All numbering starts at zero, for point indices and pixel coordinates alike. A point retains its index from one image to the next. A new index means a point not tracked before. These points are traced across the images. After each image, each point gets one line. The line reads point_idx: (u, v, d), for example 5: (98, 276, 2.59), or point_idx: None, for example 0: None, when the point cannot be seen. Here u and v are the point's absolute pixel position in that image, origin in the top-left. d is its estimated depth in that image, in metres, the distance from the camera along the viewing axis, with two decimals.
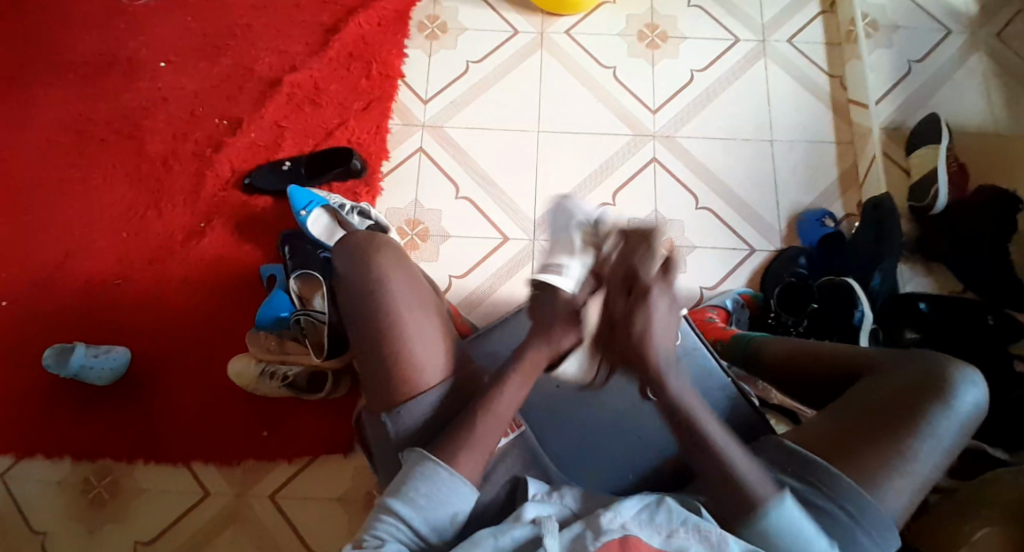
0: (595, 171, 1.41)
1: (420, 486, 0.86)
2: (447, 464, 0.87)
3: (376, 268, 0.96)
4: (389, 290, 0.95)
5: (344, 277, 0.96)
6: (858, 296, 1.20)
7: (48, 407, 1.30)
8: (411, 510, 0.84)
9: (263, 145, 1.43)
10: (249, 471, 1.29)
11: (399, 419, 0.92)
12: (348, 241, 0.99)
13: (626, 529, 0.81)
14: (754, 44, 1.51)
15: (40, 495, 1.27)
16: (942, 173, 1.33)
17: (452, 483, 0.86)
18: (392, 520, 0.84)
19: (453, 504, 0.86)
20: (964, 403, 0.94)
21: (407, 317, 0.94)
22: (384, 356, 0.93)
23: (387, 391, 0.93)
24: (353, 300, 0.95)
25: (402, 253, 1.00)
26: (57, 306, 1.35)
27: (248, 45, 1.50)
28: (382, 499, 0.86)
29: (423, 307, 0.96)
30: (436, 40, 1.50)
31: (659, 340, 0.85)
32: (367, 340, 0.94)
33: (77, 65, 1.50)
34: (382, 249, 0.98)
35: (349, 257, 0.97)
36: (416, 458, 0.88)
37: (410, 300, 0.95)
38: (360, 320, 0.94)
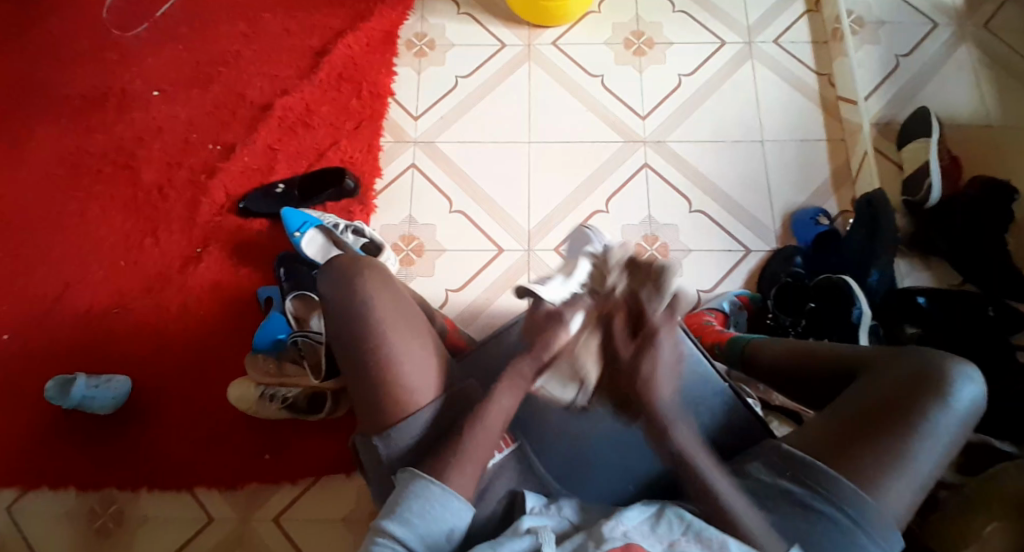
0: (588, 180, 1.41)
1: (413, 505, 0.86)
2: (439, 481, 0.87)
3: (361, 291, 0.95)
4: (375, 313, 0.94)
5: (330, 302, 0.96)
6: (855, 293, 1.19)
7: (52, 438, 1.31)
8: (404, 529, 0.84)
9: (256, 169, 1.44)
10: (253, 495, 1.29)
11: (390, 442, 0.92)
12: (333, 266, 0.99)
13: (627, 537, 0.82)
14: (741, 46, 1.51)
15: (47, 527, 1.27)
16: (935, 166, 1.32)
17: (446, 500, 0.86)
18: (386, 541, 0.84)
19: (448, 520, 0.86)
20: (962, 398, 0.93)
21: (394, 339, 0.94)
22: (375, 379, 0.93)
23: (377, 412, 0.93)
24: (341, 324, 0.95)
25: (387, 273, 1.00)
26: (58, 337, 1.36)
27: (238, 70, 1.51)
28: (377, 521, 0.86)
29: (411, 327, 0.96)
30: (425, 57, 1.51)
31: (661, 387, 0.87)
32: (358, 365, 0.94)
33: (70, 97, 1.51)
34: (366, 271, 0.97)
35: (334, 282, 0.97)
36: (408, 477, 0.88)
37: (398, 321, 0.95)
38: (349, 345, 0.94)
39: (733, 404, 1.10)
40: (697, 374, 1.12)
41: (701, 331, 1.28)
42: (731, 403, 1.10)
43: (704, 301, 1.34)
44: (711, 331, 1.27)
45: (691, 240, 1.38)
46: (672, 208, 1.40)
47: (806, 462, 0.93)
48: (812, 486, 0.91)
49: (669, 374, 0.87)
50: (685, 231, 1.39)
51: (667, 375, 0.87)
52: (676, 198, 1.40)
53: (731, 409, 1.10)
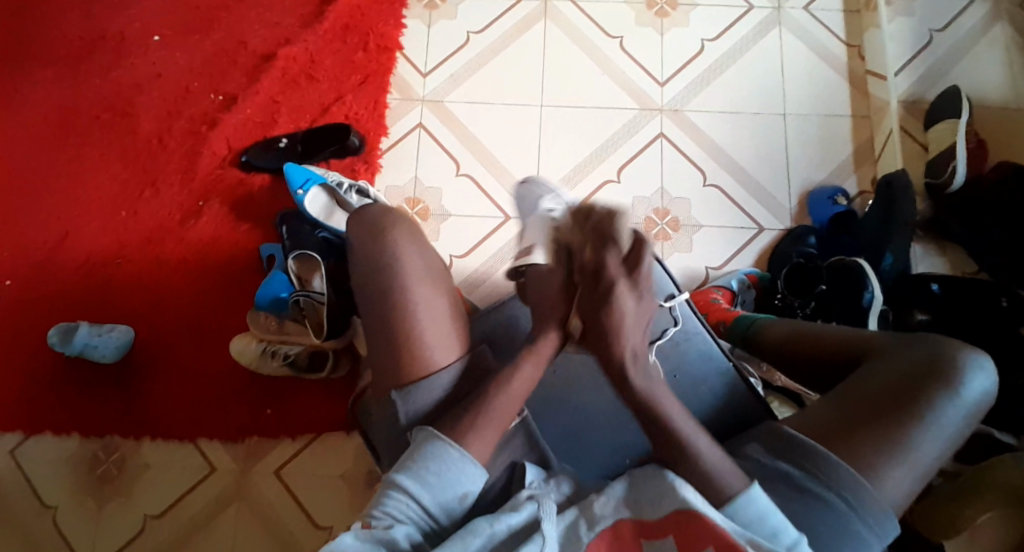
0: (600, 147, 1.37)
1: (430, 466, 0.84)
2: (458, 445, 0.85)
3: (390, 245, 0.92)
4: (403, 268, 0.91)
5: (358, 253, 0.93)
6: (869, 278, 1.16)
7: (54, 386, 1.32)
8: (419, 488, 0.83)
9: (259, 122, 1.41)
10: (253, 448, 1.30)
11: (409, 398, 0.88)
12: (364, 216, 0.95)
13: (619, 513, 0.81)
14: (767, 12, 1.44)
15: (51, 472, 1.29)
16: (961, 149, 1.27)
17: (461, 463, 0.84)
18: (400, 498, 0.82)
19: (462, 482, 0.84)
20: (970, 390, 0.92)
21: (420, 296, 0.90)
22: (394, 334, 0.89)
23: (395, 367, 0.89)
24: (368, 274, 0.91)
25: (417, 230, 0.96)
26: (58, 285, 1.35)
27: (241, 17, 1.46)
28: (391, 476, 0.84)
29: (437, 287, 0.92)
30: (435, 10, 1.45)
31: (628, 338, 0.87)
32: (380, 319, 0.90)
33: (70, 40, 1.47)
34: (398, 226, 0.93)
35: (365, 233, 0.93)
36: (424, 436, 0.86)
37: (426, 280, 0.91)
38: (373, 298, 0.90)
39: (734, 385, 1.08)
40: (704, 353, 1.10)
41: (708, 308, 1.26)
42: (733, 384, 1.08)
43: (710, 278, 1.32)
44: (717, 308, 1.25)
45: (701, 215, 1.35)
46: (683, 181, 1.36)
47: (806, 446, 0.91)
48: (810, 470, 0.90)
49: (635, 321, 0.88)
50: (696, 205, 1.35)
51: (630, 323, 0.87)
52: (689, 170, 1.37)
53: (732, 388, 1.09)
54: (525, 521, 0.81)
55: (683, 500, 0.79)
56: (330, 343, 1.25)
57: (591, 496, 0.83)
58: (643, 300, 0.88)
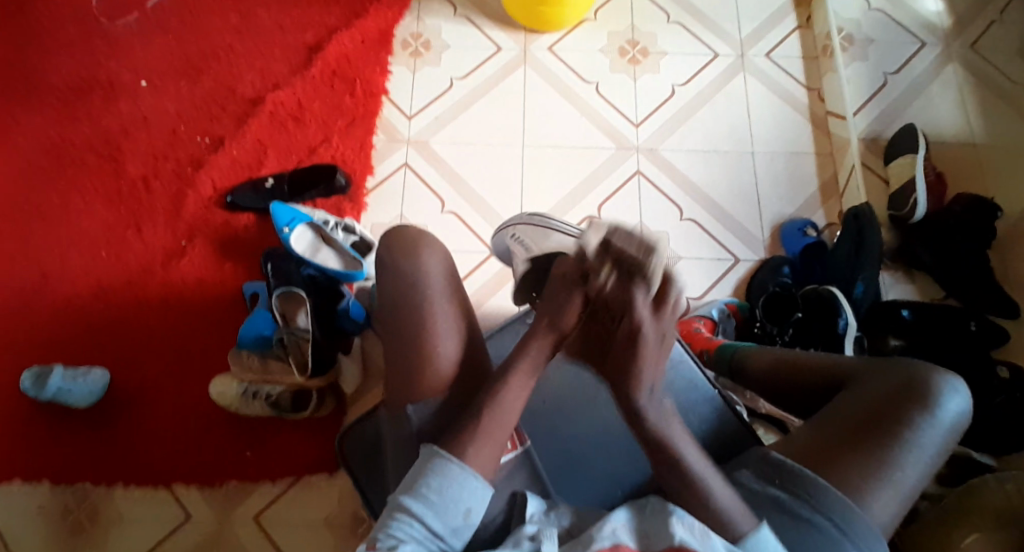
0: (581, 184, 1.41)
1: (432, 482, 0.84)
2: (458, 459, 0.85)
3: (418, 263, 0.95)
4: (427, 284, 0.94)
5: (386, 265, 0.96)
6: (841, 305, 1.20)
7: (24, 432, 1.27)
8: (423, 507, 0.83)
9: (246, 164, 1.43)
10: (231, 493, 1.26)
11: (422, 409, 0.92)
12: (396, 232, 0.99)
13: (618, 535, 0.81)
14: (733, 59, 1.53)
15: (18, 523, 1.23)
16: (920, 182, 1.35)
17: (464, 478, 0.84)
18: (405, 519, 0.82)
19: (466, 499, 0.84)
20: (947, 411, 0.93)
21: (439, 312, 0.93)
22: (410, 345, 0.92)
23: (407, 380, 0.93)
24: (394, 286, 0.95)
25: (443, 251, 0.99)
26: (34, 326, 1.33)
27: (229, 64, 1.51)
28: (395, 497, 0.84)
29: (457, 313, 0.95)
30: (420, 57, 1.51)
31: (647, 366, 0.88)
32: (396, 333, 0.93)
33: (57, 86, 1.49)
34: (428, 245, 0.97)
35: (395, 249, 0.97)
36: (427, 453, 0.86)
37: (444, 303, 0.94)
38: (394, 307, 0.94)
39: (723, 410, 1.10)
40: (689, 379, 1.11)
41: (691, 338, 1.27)
42: (720, 409, 1.10)
43: (693, 308, 1.34)
44: (700, 338, 1.27)
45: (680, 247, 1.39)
46: (662, 215, 1.41)
47: (794, 470, 0.92)
48: (799, 494, 0.91)
49: (653, 360, 0.88)
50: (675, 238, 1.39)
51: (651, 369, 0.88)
52: (667, 205, 1.41)
53: (721, 414, 1.10)
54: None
55: (679, 540, 0.80)
56: (315, 381, 1.25)
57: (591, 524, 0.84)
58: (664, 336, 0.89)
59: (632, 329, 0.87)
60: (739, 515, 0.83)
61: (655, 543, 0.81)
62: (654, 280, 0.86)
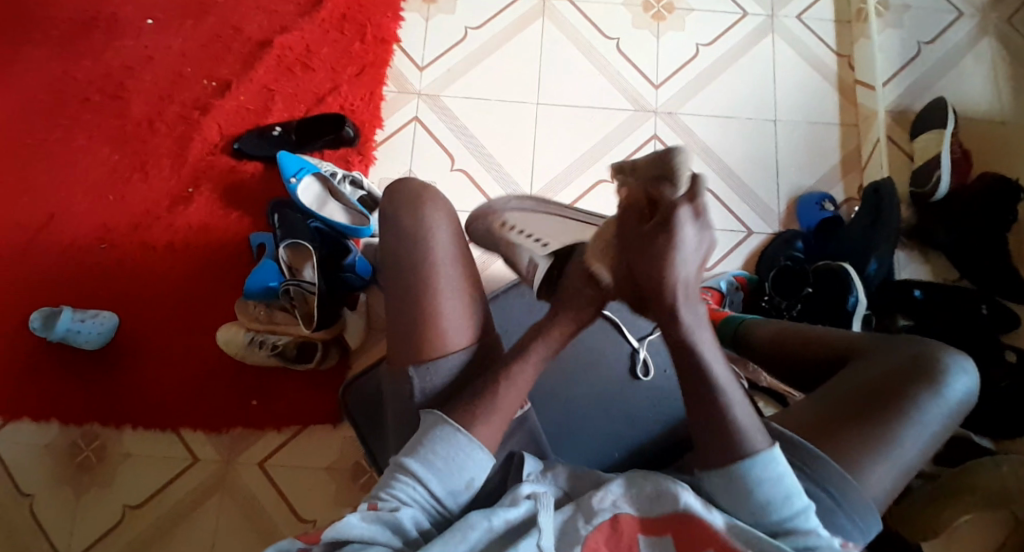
0: (595, 146, 1.38)
1: (437, 448, 0.83)
2: (465, 429, 0.84)
3: (423, 221, 0.94)
4: (431, 243, 0.93)
5: (391, 225, 0.95)
6: (853, 281, 1.18)
7: (34, 371, 1.29)
8: (426, 471, 0.82)
9: (252, 110, 1.40)
10: (237, 438, 1.28)
11: (426, 374, 0.89)
12: (400, 188, 0.98)
13: (617, 507, 0.81)
14: (761, 19, 1.47)
15: (29, 458, 1.27)
16: (946, 158, 1.30)
17: (469, 447, 0.84)
18: (407, 481, 0.82)
19: (469, 467, 0.83)
20: (951, 391, 0.92)
21: (444, 270, 0.92)
22: (413, 306, 0.90)
23: (412, 342, 0.90)
24: (400, 243, 0.93)
25: (450, 210, 0.98)
26: (41, 268, 1.33)
27: (236, 3, 1.46)
28: (398, 459, 0.84)
29: (463, 273, 0.93)
30: (434, 4, 1.46)
31: (681, 269, 0.77)
32: (401, 290, 0.92)
33: (61, 21, 1.45)
34: (434, 203, 0.96)
35: (399, 205, 0.96)
36: (434, 419, 0.85)
37: (450, 262, 0.93)
38: (397, 265, 0.93)
39: None
40: None
41: None
42: None
43: (700, 279, 1.33)
44: (707, 311, 1.25)
45: None
46: None
47: (795, 440, 0.90)
48: (800, 464, 0.89)
49: (692, 249, 0.77)
50: None
51: (685, 261, 0.77)
52: None
53: None
54: (523, 516, 0.81)
55: (684, 505, 0.80)
56: (319, 334, 1.24)
57: (589, 491, 0.83)
58: (704, 228, 0.76)
59: (662, 223, 0.75)
60: (752, 432, 0.80)
61: (661, 508, 0.81)
62: (680, 181, 0.74)
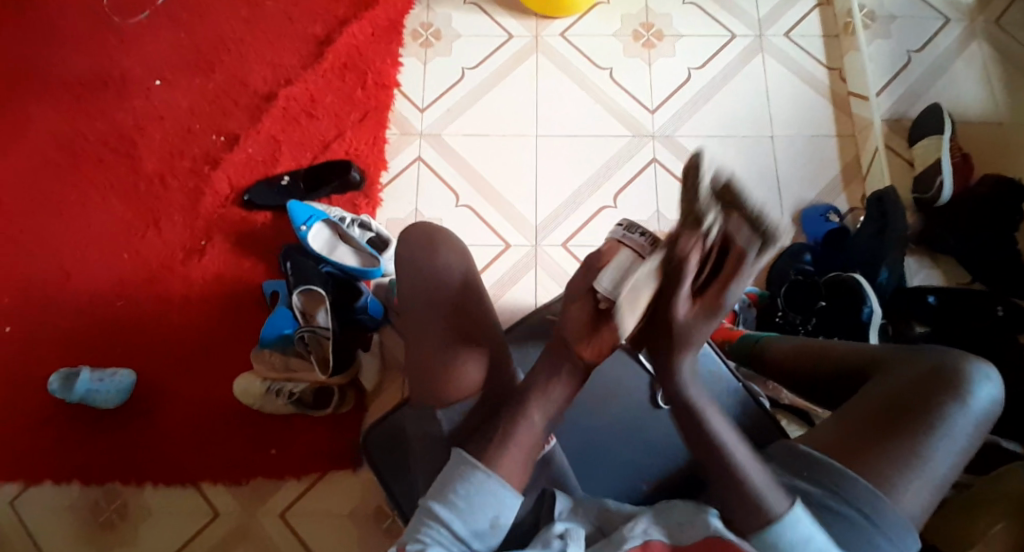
0: (597, 173, 1.40)
1: (460, 490, 0.83)
2: (487, 466, 0.83)
3: (437, 265, 0.95)
4: (445, 289, 0.94)
5: (406, 270, 0.95)
6: (866, 292, 1.18)
7: (54, 431, 1.30)
8: (451, 515, 0.82)
9: (260, 161, 1.43)
10: (258, 488, 1.28)
11: (452, 415, 0.90)
12: (413, 232, 0.98)
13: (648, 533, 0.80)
14: (751, 39, 1.49)
15: (52, 520, 1.26)
16: (946, 163, 1.31)
17: (492, 486, 0.83)
18: (434, 526, 0.81)
19: (496, 508, 0.83)
20: (979, 399, 0.90)
21: (461, 310, 0.94)
22: (432, 349, 0.92)
23: (435, 384, 0.91)
24: (416, 289, 0.94)
25: (462, 248, 0.97)
26: (59, 329, 1.34)
27: (240, 60, 1.50)
28: (425, 503, 0.83)
29: (478, 321, 0.94)
30: (430, 48, 1.50)
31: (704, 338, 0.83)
32: (418, 339, 0.93)
33: (71, 86, 1.49)
34: (446, 245, 0.96)
35: (415, 251, 0.96)
36: (457, 459, 0.85)
37: (464, 308, 0.94)
38: (414, 310, 0.94)
39: (746, 403, 1.05)
40: (714, 373, 1.06)
41: (711, 328, 1.26)
42: (745, 404, 1.05)
43: None
44: (721, 329, 1.25)
45: None
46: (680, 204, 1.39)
47: (822, 460, 0.90)
48: (829, 485, 0.88)
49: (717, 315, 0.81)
50: None
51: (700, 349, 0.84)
52: None
53: (744, 407, 1.05)
54: None
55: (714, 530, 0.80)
56: (337, 379, 1.26)
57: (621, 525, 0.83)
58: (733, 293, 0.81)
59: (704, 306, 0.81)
60: (770, 493, 0.81)
61: (690, 535, 0.80)
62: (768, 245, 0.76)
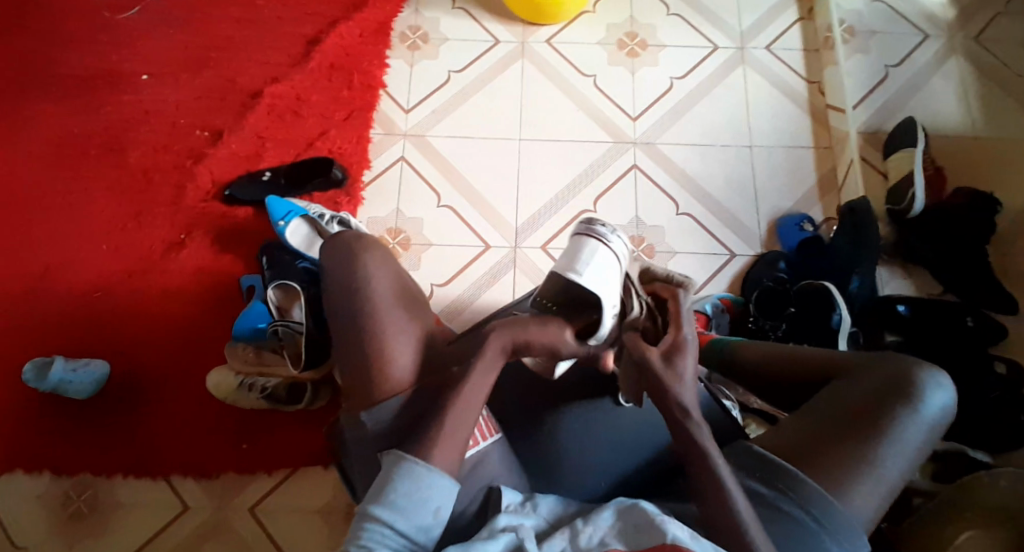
0: (578, 177, 1.42)
1: (398, 487, 0.83)
2: (423, 461, 0.84)
3: (363, 270, 0.98)
4: (371, 287, 0.97)
5: (331, 278, 0.99)
6: (836, 300, 1.20)
7: (25, 421, 1.29)
8: (392, 513, 0.82)
9: (244, 157, 1.44)
10: (229, 483, 1.27)
11: (377, 415, 0.91)
12: (338, 245, 1.02)
13: (605, 544, 0.80)
14: (733, 51, 1.52)
15: (19, 510, 1.25)
16: (919, 176, 1.33)
17: (429, 478, 0.83)
18: (376, 528, 0.81)
19: (433, 497, 0.83)
20: (928, 407, 0.92)
21: (388, 308, 0.96)
22: (361, 345, 0.93)
23: (365, 382, 0.93)
24: (341, 293, 0.97)
25: (388, 255, 1.02)
26: (35, 318, 1.34)
27: (229, 57, 1.51)
28: (363, 507, 0.83)
29: (407, 316, 0.97)
30: (418, 50, 1.52)
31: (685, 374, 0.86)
32: (347, 337, 0.94)
33: (58, 78, 1.50)
34: (370, 252, 1.00)
35: (338, 260, 0.99)
36: (392, 458, 0.85)
37: (391, 304, 0.96)
38: (341, 313, 0.96)
39: (710, 405, 1.06)
40: None
41: None
42: (708, 407, 1.06)
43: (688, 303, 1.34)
44: (693, 331, 1.25)
45: (676, 242, 1.38)
46: (659, 210, 1.40)
47: (776, 464, 0.90)
48: (782, 488, 0.88)
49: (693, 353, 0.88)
50: (671, 233, 1.39)
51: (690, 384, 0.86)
52: (663, 201, 1.41)
53: (710, 405, 1.06)
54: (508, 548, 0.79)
55: (673, 538, 0.79)
56: (308, 374, 1.25)
57: (577, 526, 0.82)
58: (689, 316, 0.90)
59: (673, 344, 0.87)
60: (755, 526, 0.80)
61: (649, 540, 0.79)
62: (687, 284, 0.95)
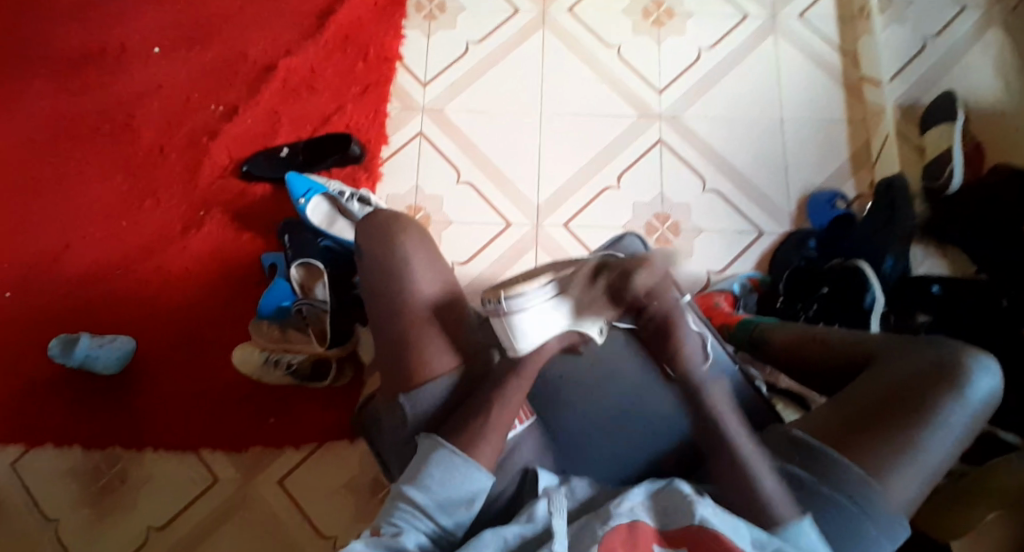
0: (599, 153, 1.38)
1: (435, 472, 0.84)
2: (463, 452, 0.84)
3: (399, 252, 0.93)
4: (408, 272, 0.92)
5: (365, 257, 0.94)
6: (869, 279, 1.15)
7: (53, 397, 1.30)
8: (426, 498, 0.82)
9: (260, 132, 1.42)
10: (258, 455, 1.29)
11: (416, 401, 0.90)
12: (374, 219, 0.96)
13: (634, 513, 0.80)
14: (762, 21, 1.46)
15: (51, 484, 1.27)
16: (957, 151, 1.28)
17: (468, 469, 0.84)
18: (409, 509, 0.82)
19: (468, 489, 0.83)
20: (976, 392, 0.88)
21: (427, 296, 0.92)
22: (395, 331, 0.91)
23: (398, 361, 0.91)
24: (376, 276, 0.93)
25: (423, 230, 0.97)
26: (58, 296, 1.35)
27: (242, 29, 1.48)
28: (399, 486, 0.84)
29: (444, 300, 0.93)
30: (434, 21, 1.48)
31: (687, 335, 0.90)
32: (383, 323, 0.92)
33: (72, 54, 1.49)
34: (407, 231, 0.95)
35: (371, 238, 0.94)
36: (431, 443, 0.86)
37: (429, 287, 0.93)
38: (377, 297, 0.93)
39: (742, 386, 1.04)
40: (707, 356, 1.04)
41: (711, 312, 1.23)
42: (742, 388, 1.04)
43: (712, 282, 1.31)
44: (720, 313, 1.22)
45: (702, 219, 1.36)
46: (684, 187, 1.37)
47: (813, 447, 0.88)
48: (819, 473, 0.86)
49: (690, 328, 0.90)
50: (697, 210, 1.36)
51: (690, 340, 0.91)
52: (688, 177, 1.37)
53: (741, 390, 1.03)
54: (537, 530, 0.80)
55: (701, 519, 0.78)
56: (333, 352, 1.25)
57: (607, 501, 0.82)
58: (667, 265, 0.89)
59: (660, 307, 0.88)
60: (779, 504, 0.82)
61: (677, 520, 0.80)
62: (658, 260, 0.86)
